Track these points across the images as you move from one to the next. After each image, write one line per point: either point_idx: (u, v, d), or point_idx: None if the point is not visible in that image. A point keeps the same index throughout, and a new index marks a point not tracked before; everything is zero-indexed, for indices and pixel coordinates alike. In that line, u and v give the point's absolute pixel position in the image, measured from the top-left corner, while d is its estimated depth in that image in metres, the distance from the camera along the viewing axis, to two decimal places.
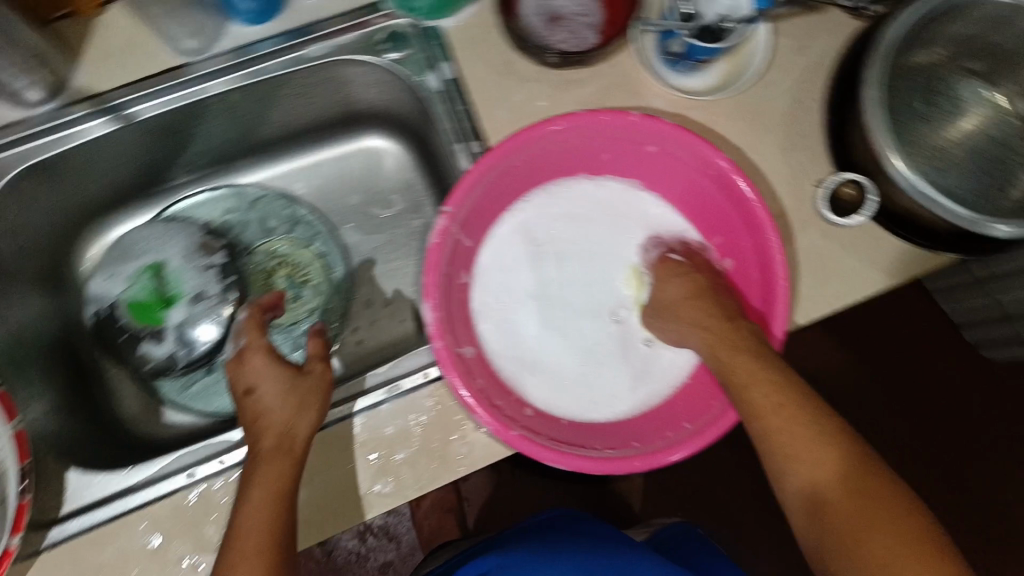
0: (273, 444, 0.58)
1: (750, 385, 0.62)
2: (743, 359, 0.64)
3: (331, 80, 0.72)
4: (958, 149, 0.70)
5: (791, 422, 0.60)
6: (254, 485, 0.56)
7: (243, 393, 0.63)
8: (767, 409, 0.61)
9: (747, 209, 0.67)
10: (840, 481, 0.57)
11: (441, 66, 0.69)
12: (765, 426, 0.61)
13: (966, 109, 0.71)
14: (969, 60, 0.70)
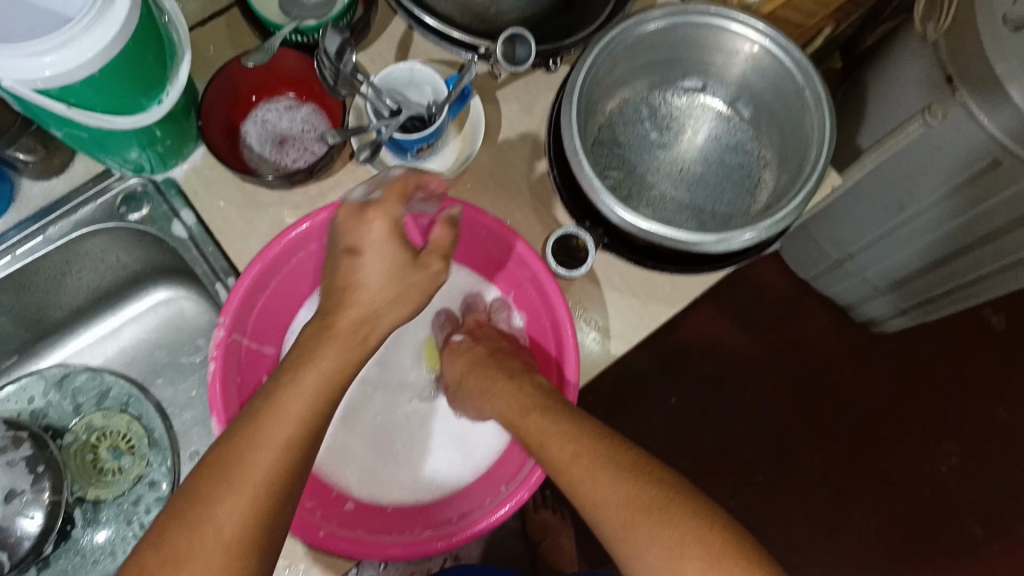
0: (348, 342, 0.53)
1: (547, 443, 0.54)
2: (535, 422, 0.56)
3: (84, 254, 0.73)
4: (695, 166, 0.70)
5: (594, 471, 0.51)
6: (284, 399, 0.49)
7: (346, 252, 0.56)
8: (566, 464, 0.52)
9: (518, 256, 0.64)
10: (638, 502, 0.49)
11: (183, 214, 0.70)
12: (573, 479, 0.52)
13: (693, 118, 0.72)
14: (682, 78, 0.71)
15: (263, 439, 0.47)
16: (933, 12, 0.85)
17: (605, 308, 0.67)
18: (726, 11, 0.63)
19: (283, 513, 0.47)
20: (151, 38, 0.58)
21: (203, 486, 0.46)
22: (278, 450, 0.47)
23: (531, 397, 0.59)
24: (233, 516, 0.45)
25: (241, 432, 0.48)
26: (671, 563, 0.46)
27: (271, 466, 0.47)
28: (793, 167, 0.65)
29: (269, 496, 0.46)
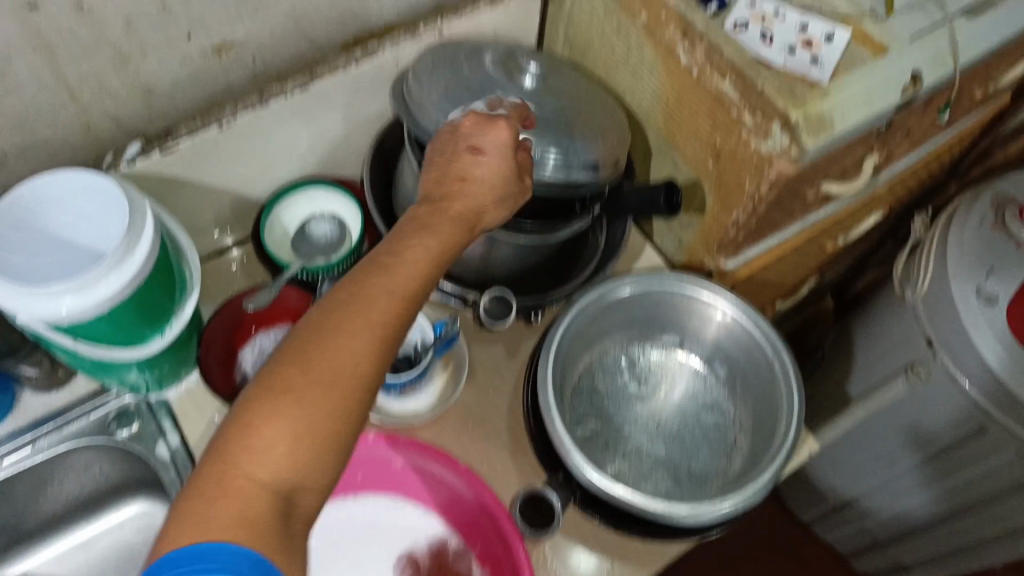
0: (455, 219, 0.53)
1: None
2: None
3: (68, 465, 0.74)
4: (672, 421, 0.71)
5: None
6: (400, 270, 0.48)
7: (469, 149, 0.55)
8: None
9: (486, 509, 0.65)
10: None
11: (169, 436, 0.72)
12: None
13: (673, 373, 0.74)
14: (661, 334, 0.74)
15: (346, 360, 0.44)
16: (911, 275, 0.88)
17: (573, 561, 0.66)
18: (696, 281, 0.70)
19: (343, 447, 0.43)
20: (162, 277, 0.62)
21: (262, 408, 0.41)
22: (347, 396, 0.43)
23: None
24: (301, 428, 0.41)
25: (344, 302, 0.46)
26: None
27: (336, 412, 0.43)
28: (768, 429, 0.67)
29: (348, 400, 0.43)
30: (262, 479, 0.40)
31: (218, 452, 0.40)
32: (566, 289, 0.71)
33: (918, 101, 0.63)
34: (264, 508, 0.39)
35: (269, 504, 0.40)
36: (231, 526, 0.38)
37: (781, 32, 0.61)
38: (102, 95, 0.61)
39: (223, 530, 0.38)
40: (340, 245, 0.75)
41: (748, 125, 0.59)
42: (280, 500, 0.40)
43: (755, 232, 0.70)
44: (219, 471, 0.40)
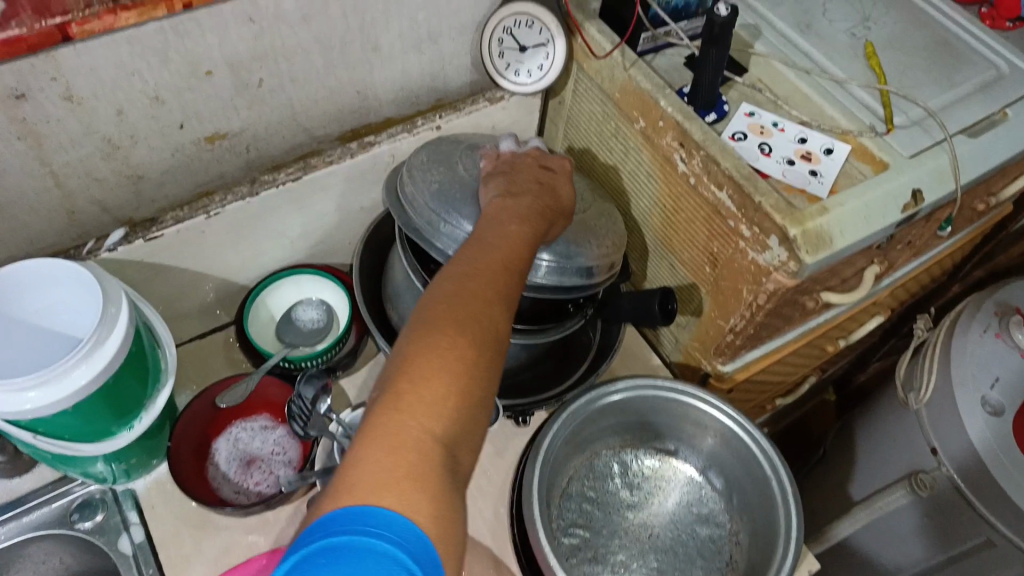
0: (536, 210, 0.55)
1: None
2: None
3: (24, 557, 0.70)
4: (665, 533, 0.67)
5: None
6: (504, 254, 0.50)
7: (542, 165, 0.61)
8: None
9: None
10: None
11: (133, 529, 0.69)
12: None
13: (665, 482, 0.71)
14: (655, 439, 0.72)
15: (481, 327, 0.44)
16: (913, 381, 0.86)
17: None
18: (689, 390, 0.67)
19: (488, 401, 0.43)
20: (135, 369, 0.60)
21: (419, 361, 0.41)
22: (488, 348, 0.44)
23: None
24: (461, 379, 0.42)
25: (468, 280, 0.47)
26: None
27: (479, 364, 0.43)
28: (764, 550, 0.63)
29: (487, 352, 0.44)
30: (429, 426, 0.39)
31: (383, 404, 0.40)
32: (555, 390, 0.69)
33: (918, 217, 0.63)
34: (431, 462, 0.38)
35: (440, 460, 0.38)
36: (411, 481, 0.37)
37: (780, 142, 0.63)
38: (89, 182, 0.60)
39: (397, 483, 0.36)
40: (327, 332, 0.75)
41: (745, 236, 0.59)
42: (440, 458, 0.39)
43: (753, 338, 0.68)
44: (386, 420, 0.39)
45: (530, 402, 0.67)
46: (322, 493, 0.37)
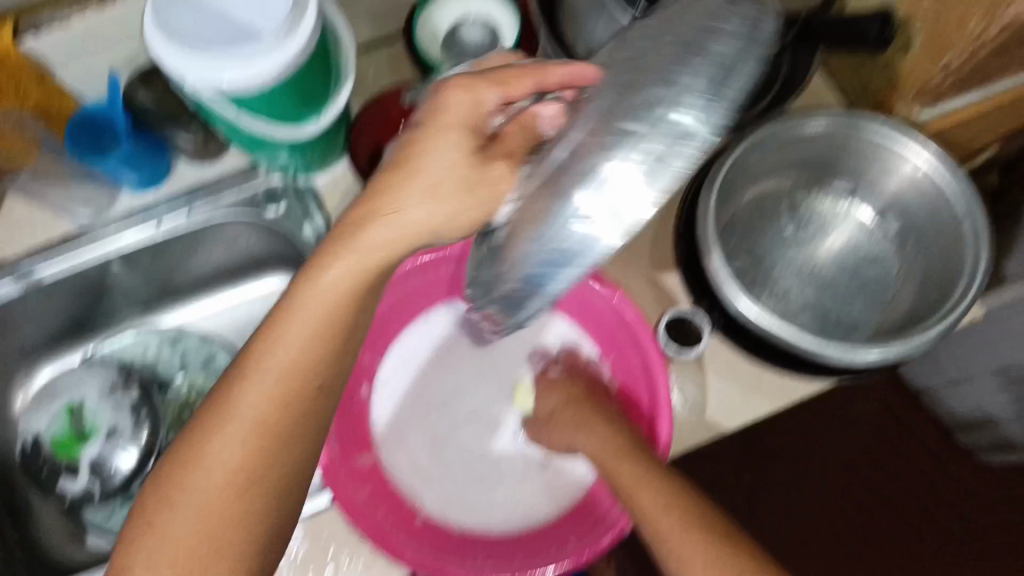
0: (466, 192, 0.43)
1: (641, 496, 0.56)
2: (630, 470, 0.57)
3: (221, 236, 0.77)
4: (830, 267, 0.69)
5: (687, 533, 0.54)
6: (431, 165, 0.44)
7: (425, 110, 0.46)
8: (654, 516, 0.55)
9: (627, 325, 0.66)
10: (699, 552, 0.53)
11: (314, 217, 0.73)
12: (661, 537, 0.55)
13: (838, 221, 0.70)
14: (832, 179, 0.70)
15: (367, 262, 0.46)
16: None
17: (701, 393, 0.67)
18: (889, 130, 0.63)
19: (311, 395, 0.49)
20: (317, 56, 0.60)
21: (263, 360, 0.48)
22: (305, 341, 0.48)
23: (631, 451, 0.59)
24: (264, 388, 0.48)
25: (325, 269, 0.46)
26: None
27: (327, 319, 0.47)
28: (935, 293, 0.64)
29: (313, 333, 0.48)
30: (225, 455, 0.49)
31: (197, 420, 0.50)
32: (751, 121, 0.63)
33: None
34: (241, 452, 0.49)
35: (265, 452, 0.49)
36: (199, 520, 0.48)
37: None
38: None
39: (255, 432, 0.49)
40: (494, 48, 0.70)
41: None
42: (290, 406, 0.49)
43: (965, 80, 0.63)
44: (190, 446, 0.49)
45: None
46: (167, 453, 0.51)
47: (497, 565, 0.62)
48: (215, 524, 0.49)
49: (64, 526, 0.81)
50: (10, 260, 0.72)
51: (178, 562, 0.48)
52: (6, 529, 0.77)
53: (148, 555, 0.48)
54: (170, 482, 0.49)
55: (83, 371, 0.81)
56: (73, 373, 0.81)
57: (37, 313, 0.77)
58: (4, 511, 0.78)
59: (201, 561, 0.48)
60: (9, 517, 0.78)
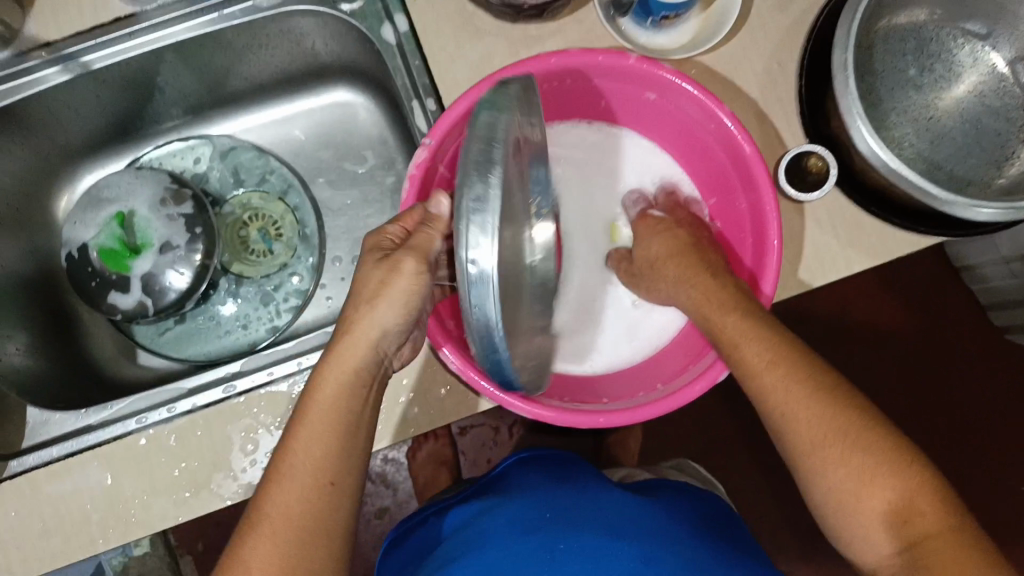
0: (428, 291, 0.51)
1: (745, 346, 0.53)
2: (735, 323, 0.54)
3: (286, 32, 0.70)
4: (951, 116, 0.64)
5: (793, 383, 0.52)
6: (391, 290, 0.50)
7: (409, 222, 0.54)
8: (755, 364, 0.53)
9: (741, 159, 0.59)
10: (790, 380, 0.52)
11: (396, 19, 0.67)
12: (765, 387, 0.52)
13: (966, 66, 0.65)
14: (968, 19, 0.64)
15: (357, 338, 0.51)
16: None
17: (801, 239, 0.64)
18: None
19: (352, 416, 0.51)
20: None
21: (279, 488, 0.48)
22: (330, 419, 0.50)
23: (732, 305, 0.55)
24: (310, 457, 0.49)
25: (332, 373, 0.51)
26: (863, 482, 0.49)
27: (340, 395, 0.50)
28: None
29: (330, 421, 0.50)
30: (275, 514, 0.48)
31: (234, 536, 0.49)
32: None
33: None
34: (301, 494, 0.48)
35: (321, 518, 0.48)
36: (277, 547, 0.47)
37: None
38: None
39: (330, 436, 0.49)
40: None
41: None
42: (351, 409, 0.51)
43: None
44: (250, 521, 0.48)
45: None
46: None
47: (585, 411, 0.58)
48: (295, 542, 0.47)
49: (115, 340, 0.79)
50: (58, 42, 0.65)
51: (280, 548, 0.47)
52: (56, 338, 0.74)
53: (258, 545, 0.47)
54: (267, 499, 0.48)
55: (134, 175, 0.77)
56: (124, 182, 0.77)
57: (81, 104, 0.71)
58: (51, 319, 0.75)
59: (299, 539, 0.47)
60: (57, 325, 0.75)
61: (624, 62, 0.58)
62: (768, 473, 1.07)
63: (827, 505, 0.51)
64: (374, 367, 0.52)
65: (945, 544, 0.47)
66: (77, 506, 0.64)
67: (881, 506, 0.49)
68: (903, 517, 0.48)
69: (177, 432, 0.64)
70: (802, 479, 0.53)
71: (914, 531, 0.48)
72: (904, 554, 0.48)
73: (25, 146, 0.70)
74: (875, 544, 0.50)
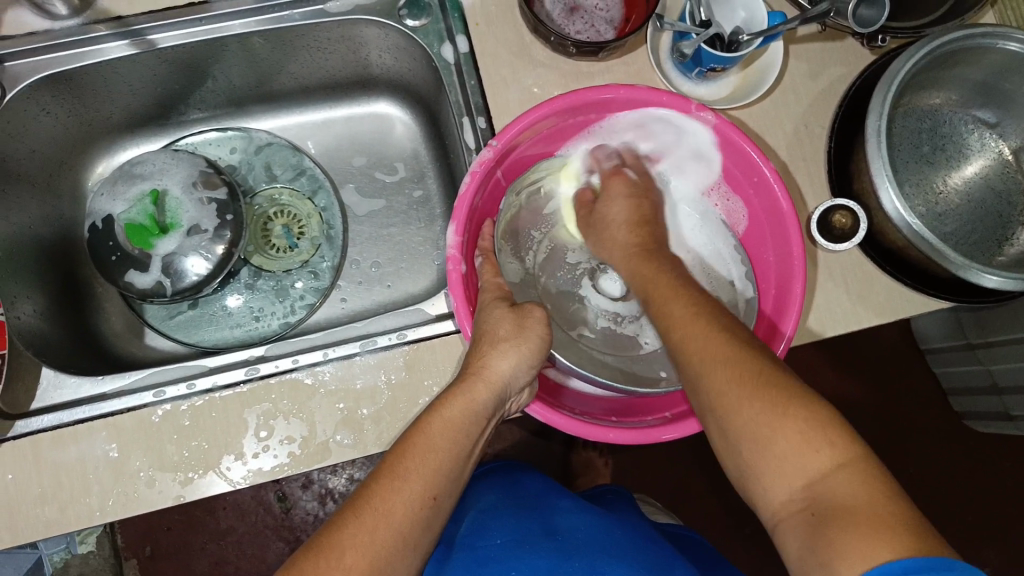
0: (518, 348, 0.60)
1: (670, 303, 0.55)
2: (667, 282, 0.57)
3: (347, 38, 0.74)
4: (957, 194, 0.70)
5: (708, 329, 0.52)
6: (523, 348, 0.60)
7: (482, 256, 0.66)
8: (670, 303, 0.55)
9: (778, 215, 0.64)
10: (684, 308, 0.54)
11: (456, 40, 0.70)
12: (681, 337, 0.53)
13: (974, 150, 0.71)
14: (980, 107, 0.70)
15: (488, 377, 0.58)
16: None
17: (814, 290, 0.68)
18: None
19: (455, 445, 0.55)
20: None
21: (376, 489, 0.51)
22: (442, 435, 0.55)
23: (670, 273, 0.59)
24: (420, 468, 0.52)
25: (454, 404, 0.56)
26: (765, 415, 0.47)
27: (451, 421, 0.55)
28: None
29: (440, 438, 0.54)
30: (371, 505, 0.50)
31: (308, 550, 0.48)
32: (926, 41, 0.62)
33: None
34: (406, 495, 0.51)
35: (413, 524, 0.51)
36: (361, 526, 0.49)
37: None
38: None
39: (443, 453, 0.54)
40: None
41: None
42: (464, 438, 0.56)
43: None
44: (333, 533, 0.49)
45: (890, 24, 0.69)
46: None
47: (596, 424, 0.59)
48: (380, 537, 0.49)
49: (124, 318, 0.78)
50: (129, 17, 0.68)
51: (378, 542, 0.48)
52: (68, 306, 0.73)
53: (355, 538, 0.48)
54: (375, 494, 0.51)
55: (167, 154, 0.77)
56: (145, 158, 0.76)
57: (136, 79, 0.73)
58: (66, 287, 0.74)
59: (382, 535, 0.49)
60: (71, 295, 0.75)
61: (686, 107, 0.63)
62: (734, 527, 1.10)
63: (737, 447, 0.48)
64: (491, 412, 0.58)
65: (850, 476, 0.43)
66: (79, 476, 0.61)
67: (785, 441, 0.46)
68: (810, 451, 0.45)
69: (192, 410, 0.64)
70: (716, 425, 0.50)
71: (818, 459, 0.45)
72: (816, 490, 0.44)
73: (70, 112, 0.72)
74: (785, 485, 0.45)
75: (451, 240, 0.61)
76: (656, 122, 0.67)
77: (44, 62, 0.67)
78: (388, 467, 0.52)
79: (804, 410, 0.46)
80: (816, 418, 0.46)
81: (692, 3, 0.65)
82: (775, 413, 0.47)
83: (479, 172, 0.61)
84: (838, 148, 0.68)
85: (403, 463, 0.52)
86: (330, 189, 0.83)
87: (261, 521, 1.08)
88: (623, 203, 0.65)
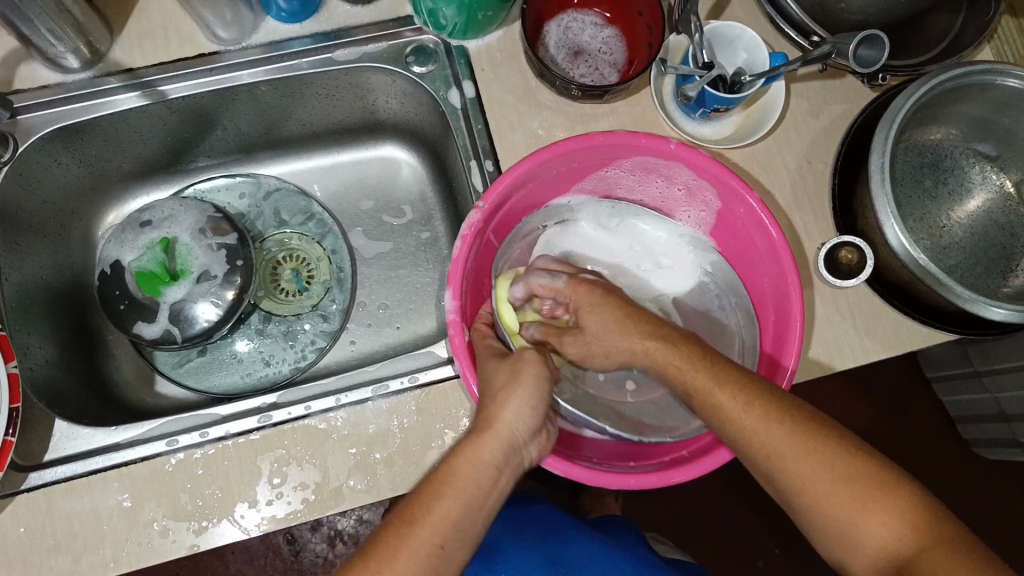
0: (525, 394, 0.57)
1: (714, 392, 0.54)
2: (695, 370, 0.55)
3: (356, 85, 0.75)
4: (960, 227, 0.71)
5: (769, 421, 0.52)
6: (526, 390, 0.58)
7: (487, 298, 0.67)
8: (708, 390, 0.54)
9: (774, 257, 0.64)
10: (728, 391, 0.53)
11: (463, 85, 0.72)
12: (737, 428, 0.52)
13: (975, 182, 0.72)
14: (980, 141, 0.71)
15: (494, 432, 0.56)
16: None
17: (823, 325, 0.68)
18: None
19: (467, 497, 0.53)
20: None
21: (399, 547, 0.50)
22: (455, 493, 0.53)
23: (686, 349, 0.57)
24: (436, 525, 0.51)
25: (463, 461, 0.54)
26: (839, 500, 0.50)
27: (461, 475, 0.54)
28: None
29: (459, 495, 0.53)
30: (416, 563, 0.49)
31: None
32: (919, 83, 0.64)
33: None
34: (426, 555, 0.50)
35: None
36: None
37: None
38: None
39: (456, 511, 0.52)
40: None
41: None
42: (474, 492, 0.53)
43: None
44: None
45: (891, 62, 0.71)
46: None
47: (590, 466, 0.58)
48: None
49: (135, 365, 0.78)
50: (140, 68, 0.69)
51: None
52: (78, 355, 0.73)
53: None
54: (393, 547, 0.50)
55: (172, 202, 0.77)
56: (154, 205, 0.76)
57: (146, 129, 0.74)
58: (76, 336, 0.74)
59: None
60: (83, 344, 0.75)
61: (665, 147, 0.64)
62: (747, 560, 1.09)
63: (819, 528, 0.51)
64: (504, 461, 0.56)
65: (918, 542, 0.48)
66: (93, 526, 0.61)
67: (860, 520, 0.49)
68: (884, 527, 0.49)
69: (205, 459, 0.64)
70: (790, 504, 0.52)
71: (890, 531, 0.48)
72: (893, 560, 0.48)
73: (80, 162, 0.73)
74: (858, 552, 0.50)
75: (450, 302, 0.61)
76: (640, 167, 0.68)
77: (57, 114, 0.67)
78: (408, 524, 0.51)
79: (856, 478, 0.50)
80: (875, 489, 0.49)
81: (695, 45, 0.65)
82: (828, 484, 0.50)
83: (469, 236, 0.61)
84: (842, 186, 0.69)
85: (421, 522, 0.51)
86: (337, 233, 0.85)
87: (269, 565, 1.07)
88: (614, 283, 0.66)
